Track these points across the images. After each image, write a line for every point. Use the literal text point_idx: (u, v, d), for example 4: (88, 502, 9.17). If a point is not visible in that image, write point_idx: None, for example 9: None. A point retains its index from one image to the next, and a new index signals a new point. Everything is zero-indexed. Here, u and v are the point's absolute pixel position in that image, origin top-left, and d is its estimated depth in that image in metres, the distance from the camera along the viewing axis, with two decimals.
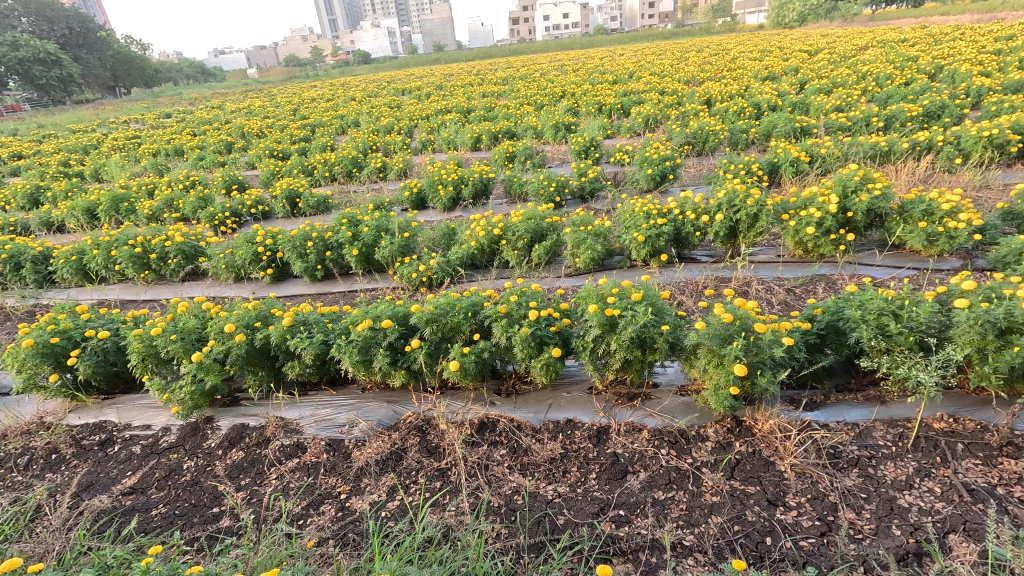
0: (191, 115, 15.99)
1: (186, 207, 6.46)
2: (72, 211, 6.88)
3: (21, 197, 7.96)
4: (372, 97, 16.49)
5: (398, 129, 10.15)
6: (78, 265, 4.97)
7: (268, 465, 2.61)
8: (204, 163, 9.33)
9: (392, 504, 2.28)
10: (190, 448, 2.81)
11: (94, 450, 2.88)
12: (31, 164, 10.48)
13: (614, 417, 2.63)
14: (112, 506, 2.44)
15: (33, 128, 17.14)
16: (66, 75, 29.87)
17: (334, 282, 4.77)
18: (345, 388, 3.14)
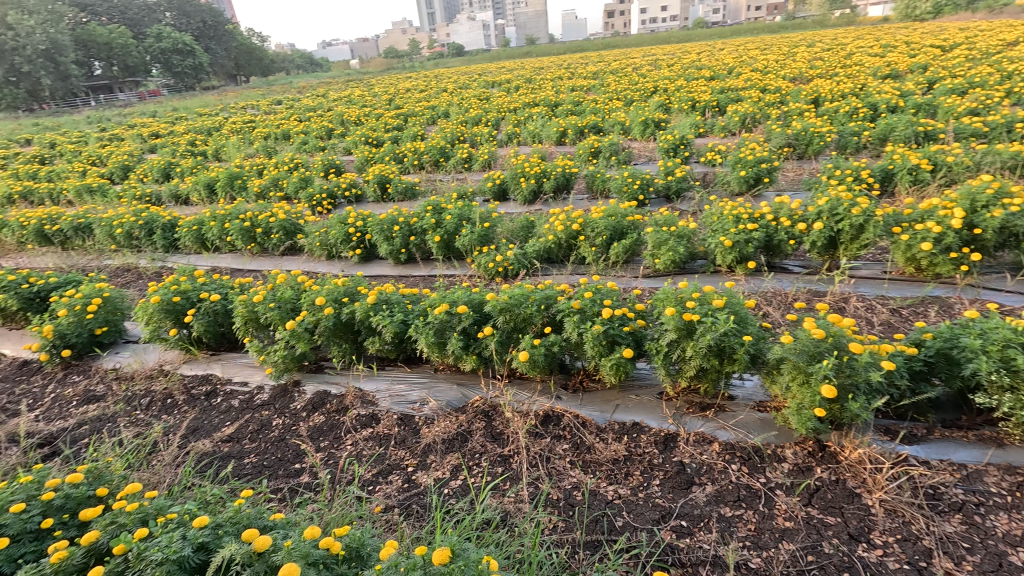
0: (299, 103, 17.32)
1: (289, 187, 7.02)
2: (195, 186, 7.71)
3: (156, 171, 9.03)
4: (462, 88, 16.93)
5: (486, 121, 10.35)
6: (197, 234, 5.58)
7: (345, 431, 2.80)
8: (307, 148, 10.07)
9: (454, 482, 2.37)
10: (279, 407, 3.07)
11: (201, 398, 3.24)
12: (166, 142, 11.86)
13: (683, 425, 2.54)
14: (212, 451, 2.74)
15: (169, 110, 19.37)
16: (198, 64, 33.38)
17: (415, 265, 4.99)
18: (419, 367, 3.28)
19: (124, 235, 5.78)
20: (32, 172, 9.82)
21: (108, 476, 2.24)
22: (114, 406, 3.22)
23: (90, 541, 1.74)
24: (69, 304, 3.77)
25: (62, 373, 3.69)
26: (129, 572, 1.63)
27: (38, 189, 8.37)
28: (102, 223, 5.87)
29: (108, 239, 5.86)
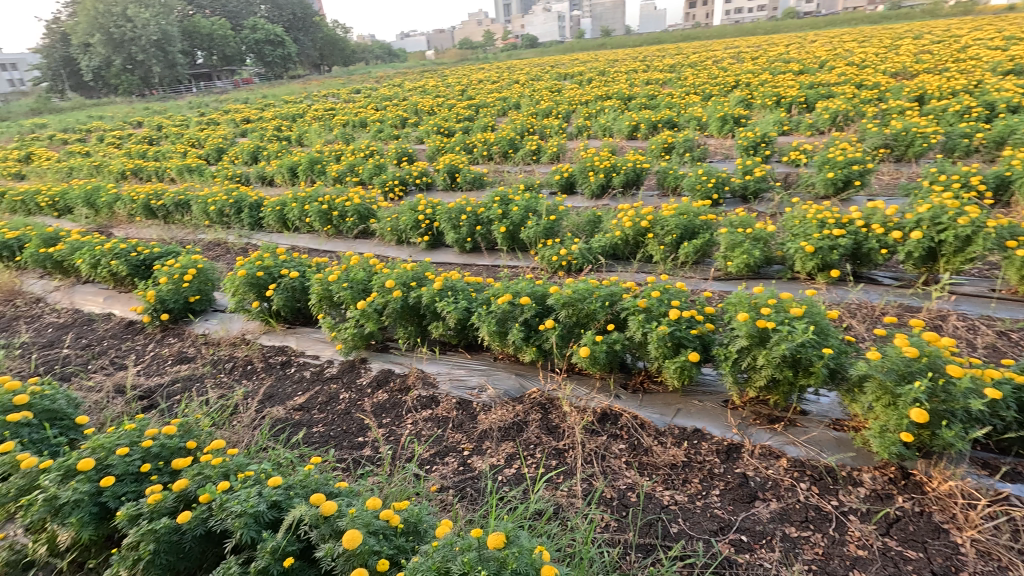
0: (376, 92, 17.97)
1: (365, 173, 7.32)
2: (280, 168, 8.22)
3: (246, 154, 9.70)
4: (533, 80, 16.89)
5: (556, 113, 10.28)
6: (280, 214, 5.96)
7: (406, 410, 2.91)
8: (382, 136, 10.44)
9: (509, 470, 2.40)
10: (346, 381, 3.23)
11: (277, 368, 3.48)
12: (255, 127, 12.70)
13: (749, 437, 2.42)
14: (285, 417, 2.94)
15: (259, 98, 20.71)
16: (287, 54, 35.41)
17: (480, 254, 5.07)
18: (479, 354, 3.34)
19: (217, 212, 6.27)
20: (142, 151, 10.85)
21: (197, 431, 2.46)
22: (202, 368, 3.52)
23: (180, 488, 1.92)
24: (169, 273, 4.16)
25: (160, 334, 4.08)
26: (213, 519, 1.79)
27: (146, 167, 9.24)
28: (199, 200, 6.40)
29: (203, 216, 6.38)
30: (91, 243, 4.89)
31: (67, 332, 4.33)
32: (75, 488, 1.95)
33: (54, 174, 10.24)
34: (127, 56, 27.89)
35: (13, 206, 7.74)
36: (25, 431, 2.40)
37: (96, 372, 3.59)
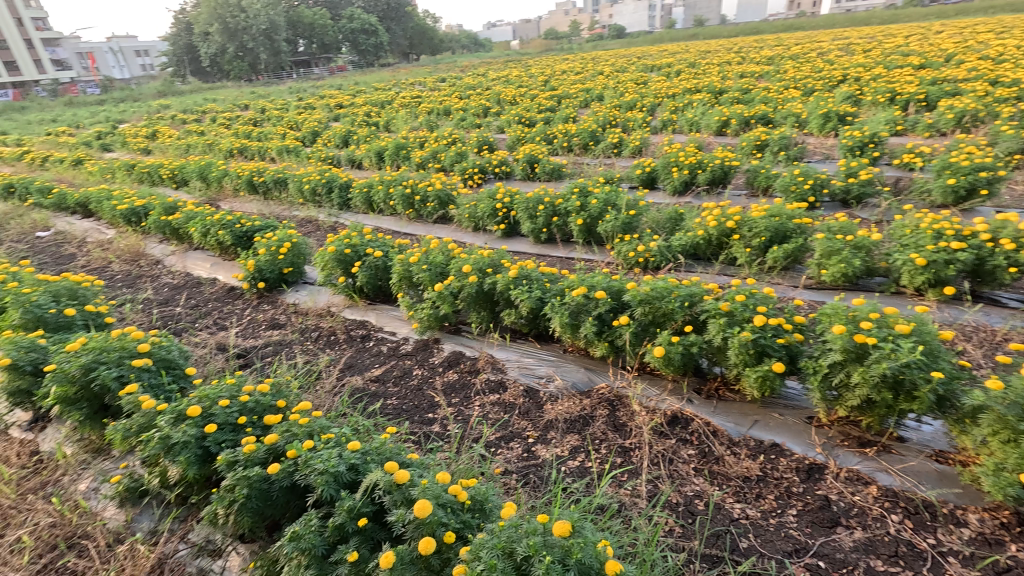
0: (461, 81, 18.33)
1: (446, 160, 7.53)
2: (368, 152, 8.62)
3: (338, 137, 10.28)
4: (619, 71, 16.50)
5: (641, 106, 9.99)
6: (366, 196, 6.27)
7: (474, 392, 2.98)
8: (464, 124, 10.64)
9: (572, 462, 2.40)
10: (419, 359, 3.37)
11: (357, 340, 3.68)
12: (348, 112, 13.41)
13: (834, 458, 2.26)
14: (362, 387, 3.11)
15: (353, 85, 21.83)
16: (380, 43, 36.94)
17: (554, 246, 5.07)
18: (549, 345, 3.35)
19: (310, 191, 6.70)
20: (248, 132, 11.79)
21: (286, 392, 2.67)
22: (291, 335, 3.80)
23: (271, 442, 2.10)
24: (268, 245, 4.52)
25: (257, 301, 4.45)
26: (299, 473, 1.95)
27: (251, 147, 10.04)
28: (295, 179, 6.87)
29: (298, 194, 6.84)
30: (203, 213, 5.40)
31: (180, 292, 4.83)
32: (184, 432, 2.19)
33: (175, 150, 11.40)
34: (239, 44, 30.49)
35: (141, 177, 8.71)
36: (146, 376, 2.73)
37: (202, 330, 3.98)
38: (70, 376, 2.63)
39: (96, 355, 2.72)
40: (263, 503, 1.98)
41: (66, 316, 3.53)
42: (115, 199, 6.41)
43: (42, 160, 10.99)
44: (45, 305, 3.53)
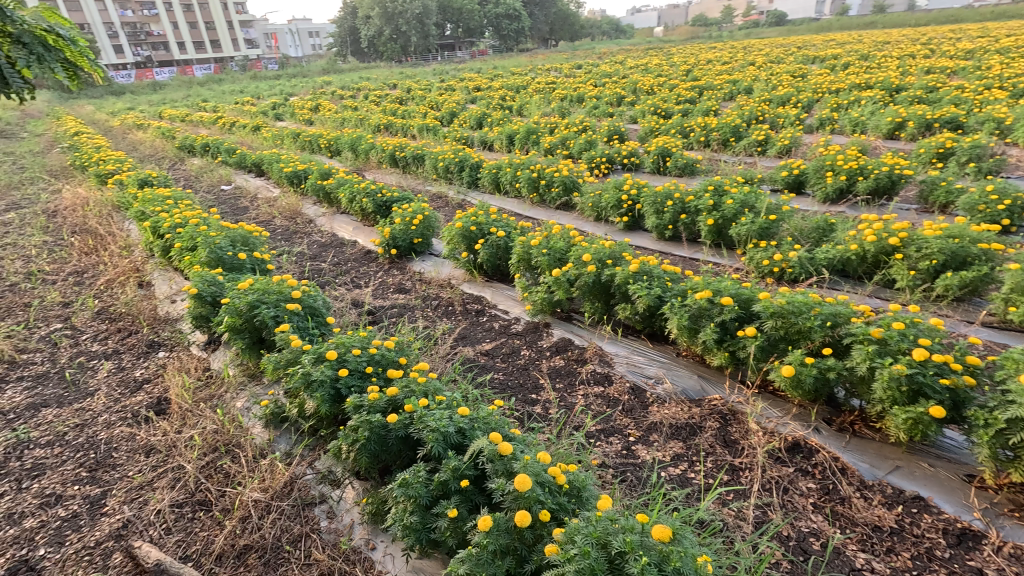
0: (597, 68, 18.03)
1: (575, 147, 7.50)
2: (500, 135, 8.88)
3: (473, 119, 10.71)
4: (773, 63, 15.06)
5: (796, 101, 9.05)
6: (494, 177, 6.47)
7: (579, 381, 2.98)
8: (597, 112, 10.49)
9: (674, 470, 2.32)
10: (529, 340, 3.44)
11: (472, 313, 3.86)
12: (485, 96, 13.88)
13: (997, 529, 1.91)
14: (473, 359, 3.27)
15: (492, 68, 22.51)
16: (521, 28, 37.54)
17: (678, 245, 4.83)
18: (661, 345, 3.23)
19: (444, 168, 7.08)
20: (394, 109, 12.75)
21: (407, 352, 2.90)
22: (414, 300, 4.10)
23: (392, 394, 2.30)
24: (403, 216, 4.88)
25: (388, 265, 4.84)
26: (413, 426, 2.11)
27: (396, 123, 10.86)
28: (432, 157, 7.31)
29: (433, 170, 7.28)
30: (352, 181, 5.98)
31: (326, 250, 5.43)
32: (322, 371, 2.48)
33: (333, 122, 12.71)
34: (394, 27, 32.94)
35: (305, 145, 9.86)
36: (296, 319, 3.12)
37: (341, 286, 4.45)
38: (239, 310, 3.11)
39: (259, 295, 3.17)
40: (379, 447, 2.18)
41: (240, 259, 4.16)
42: (283, 162, 7.34)
43: (231, 124, 12.91)
44: (225, 248, 4.18)
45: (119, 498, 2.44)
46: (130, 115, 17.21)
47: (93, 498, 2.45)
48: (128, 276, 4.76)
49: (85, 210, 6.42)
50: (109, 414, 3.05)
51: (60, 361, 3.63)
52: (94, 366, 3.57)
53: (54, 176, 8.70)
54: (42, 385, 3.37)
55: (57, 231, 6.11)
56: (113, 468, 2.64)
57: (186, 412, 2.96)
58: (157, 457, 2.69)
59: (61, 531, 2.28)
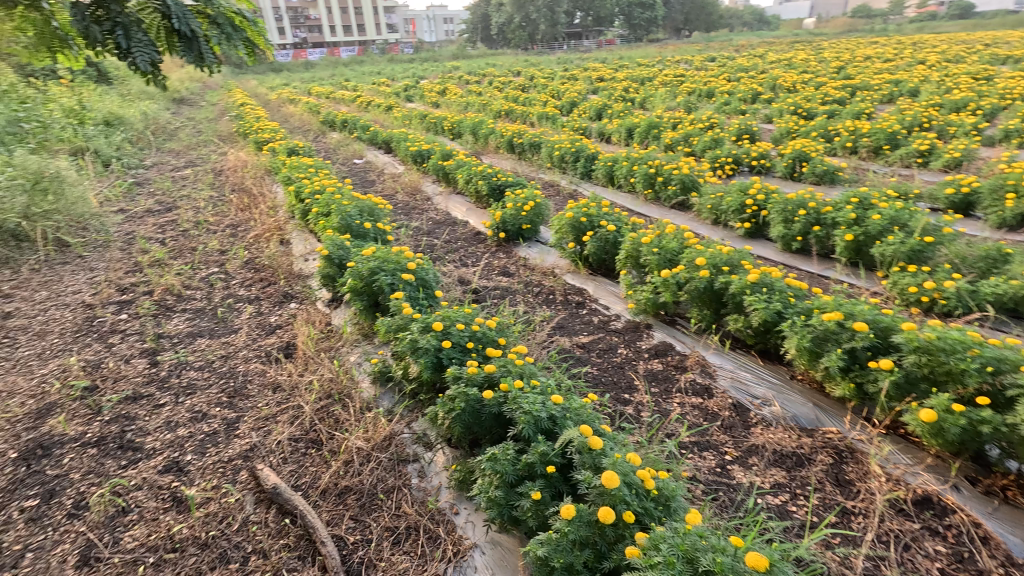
0: (733, 61, 16.81)
1: (699, 145, 7.11)
2: (619, 127, 8.66)
3: (593, 109, 10.55)
4: (951, 61, 12.98)
5: (976, 108, 7.75)
6: (609, 170, 6.36)
7: (676, 388, 2.87)
8: (727, 109, 9.82)
9: (772, 499, 2.15)
10: (627, 339, 3.37)
11: (572, 305, 3.86)
12: (608, 86, 13.59)
13: None
14: (568, 350, 3.27)
15: (617, 59, 21.92)
16: (654, 17, 36.03)
17: (806, 259, 4.41)
18: (773, 365, 2.99)
19: (559, 158, 7.09)
20: (516, 96, 12.96)
21: (507, 334, 2.98)
22: (516, 284, 4.18)
23: (489, 371, 2.37)
24: (515, 201, 4.98)
25: (495, 248, 4.99)
26: (506, 405, 2.17)
27: (516, 110, 11.04)
28: (548, 145, 7.34)
29: (547, 158, 7.31)
30: (470, 164, 6.21)
31: (439, 227, 5.71)
32: (428, 340, 2.64)
33: (457, 106, 13.23)
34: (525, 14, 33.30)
35: (430, 126, 10.39)
36: (409, 289, 3.34)
37: (450, 263, 4.66)
38: (361, 275, 3.39)
39: (379, 263, 3.44)
40: (473, 420, 2.27)
41: (365, 229, 4.53)
42: (409, 141, 7.81)
43: (367, 103, 13.95)
44: (354, 217, 4.57)
45: (250, 424, 2.81)
46: (286, 90, 19.27)
47: (230, 420, 2.84)
48: (272, 232, 5.39)
49: (244, 172, 7.35)
50: (247, 351, 3.51)
51: (214, 300, 4.23)
52: (239, 308, 4.11)
53: (222, 141, 10.05)
54: (199, 318, 3.95)
55: (221, 188, 7.07)
56: (247, 397, 3.03)
57: (308, 359, 3.31)
58: (282, 394, 3.04)
59: (204, 442, 2.67)
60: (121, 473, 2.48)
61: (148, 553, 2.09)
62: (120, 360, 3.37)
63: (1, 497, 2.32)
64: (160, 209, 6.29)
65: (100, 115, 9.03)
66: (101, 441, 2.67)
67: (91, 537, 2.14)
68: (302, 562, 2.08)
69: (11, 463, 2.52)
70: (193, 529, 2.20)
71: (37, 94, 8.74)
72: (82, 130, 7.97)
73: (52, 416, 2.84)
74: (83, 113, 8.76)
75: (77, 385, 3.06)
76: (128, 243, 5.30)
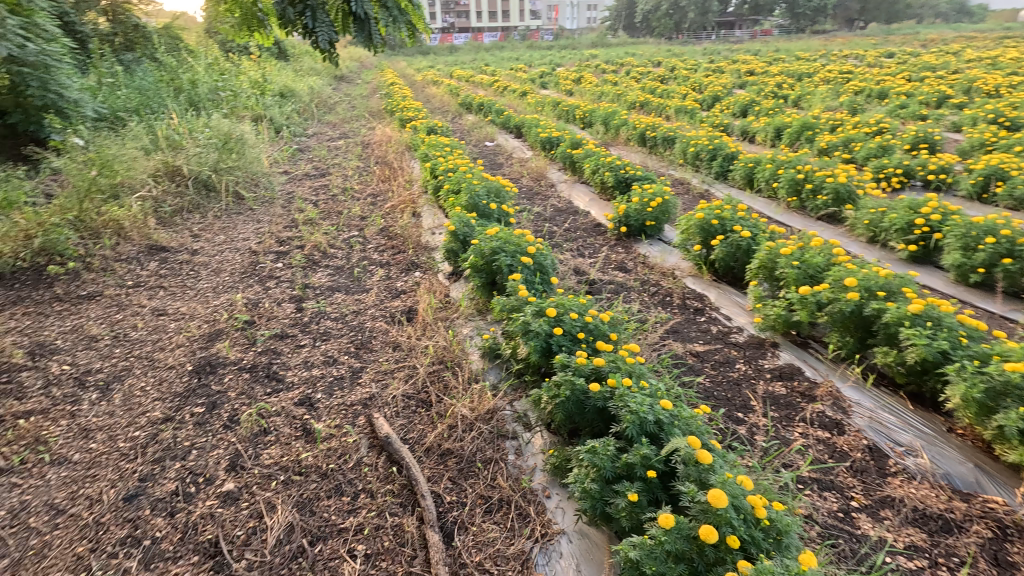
0: (918, 58, 14.49)
1: (861, 152, 6.30)
2: (766, 127, 7.95)
3: (738, 106, 9.79)
4: None
5: None
6: (749, 172, 5.88)
7: (800, 416, 2.62)
8: (902, 113, 8.53)
9: (905, 560, 1.90)
10: (748, 355, 3.13)
11: (690, 310, 3.67)
12: (758, 81, 12.50)
13: None
14: (681, 356, 3.13)
15: (773, 51, 20.01)
16: (823, 6, 32.23)
17: (986, 296, 3.74)
18: (926, 412, 2.59)
19: (693, 155, 6.71)
20: (653, 87, 12.45)
21: (619, 330, 2.93)
22: (632, 281, 4.07)
23: (598, 365, 2.35)
24: (642, 196, 4.82)
25: (614, 242, 4.89)
26: (612, 402, 2.14)
27: (652, 102, 10.62)
28: (684, 140, 6.97)
29: (681, 154, 6.96)
30: (599, 154, 6.12)
31: (560, 215, 5.73)
32: (540, 324, 2.69)
33: (591, 95, 13.04)
34: None
35: (562, 114, 10.39)
36: (526, 272, 3.42)
37: (567, 252, 4.67)
38: (483, 253, 3.53)
39: (501, 243, 3.54)
40: (575, 410, 2.27)
41: (490, 209, 4.69)
42: (541, 127, 7.89)
43: (504, 88, 14.31)
44: (481, 197, 4.75)
45: (371, 375, 3.09)
46: (430, 72, 20.41)
47: (354, 369, 3.14)
48: (406, 204, 5.80)
49: (388, 146, 7.97)
50: (375, 310, 3.84)
51: (351, 260, 4.68)
52: (372, 270, 4.50)
53: (371, 116, 10.97)
54: (338, 275, 4.40)
55: (366, 160, 7.75)
56: (370, 351, 3.33)
57: (426, 325, 3.55)
58: (400, 354, 3.29)
59: (332, 385, 3.00)
60: (266, 398, 2.87)
61: (281, 471, 2.41)
62: (273, 302, 3.89)
63: (181, 400, 2.82)
64: (316, 175, 7.06)
65: (277, 88, 10.32)
66: (253, 368, 3.11)
67: (239, 448, 2.52)
68: (403, 509, 2.25)
69: (188, 374, 3.04)
70: (316, 458, 2.49)
71: (232, 67, 10.22)
72: (262, 100, 9.18)
73: (220, 341, 3.37)
74: (264, 85, 10.08)
75: (239, 318, 3.59)
76: (288, 202, 6.04)
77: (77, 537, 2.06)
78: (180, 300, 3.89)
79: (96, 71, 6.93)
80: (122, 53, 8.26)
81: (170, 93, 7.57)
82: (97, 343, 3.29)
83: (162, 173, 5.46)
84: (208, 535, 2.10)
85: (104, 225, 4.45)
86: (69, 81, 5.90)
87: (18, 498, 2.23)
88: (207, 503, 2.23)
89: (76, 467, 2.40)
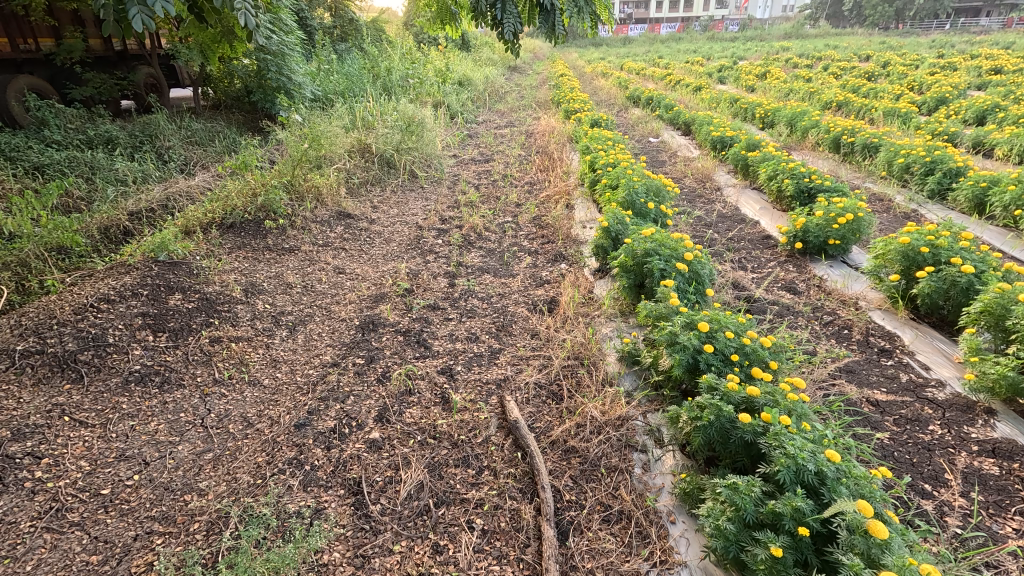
0: None
1: None
2: (1011, 138, 6.37)
3: (972, 111, 8.04)
4: None
5: None
6: (979, 193, 4.79)
7: (1016, 508, 2.09)
8: None
9: None
10: (948, 416, 2.57)
11: (873, 349, 3.13)
12: (1005, 81, 10.06)
13: None
14: (855, 402, 2.68)
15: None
16: None
17: None
18: None
19: (901, 167, 5.67)
20: (856, 85, 10.77)
21: (781, 359, 2.61)
22: (802, 305, 3.60)
23: (752, 395, 2.12)
24: (828, 209, 4.21)
25: (785, 258, 4.37)
26: (764, 439, 1.91)
27: (853, 102, 9.20)
28: (890, 149, 5.93)
29: (884, 165, 5.94)
30: (779, 158, 5.47)
31: (724, 221, 5.28)
32: (689, 339, 2.50)
33: (776, 92, 11.74)
34: None
35: (739, 112, 9.56)
36: (680, 279, 3.21)
37: (727, 262, 4.29)
38: (634, 253, 3.40)
39: (656, 246, 3.36)
40: (718, 439, 2.07)
41: (646, 209, 4.48)
42: (713, 125, 7.33)
43: (676, 82, 13.59)
44: (639, 195, 4.55)
45: (508, 359, 3.18)
46: (603, 64, 20.21)
47: (494, 350, 3.27)
48: (561, 195, 5.84)
49: (551, 136, 8.08)
50: (519, 296, 3.95)
51: (503, 245, 4.86)
52: (520, 256, 4.63)
53: (538, 107, 11.23)
54: (489, 257, 4.60)
55: (529, 148, 7.97)
56: (510, 335, 3.43)
57: (566, 318, 3.54)
58: (538, 343, 3.34)
59: (471, 361, 3.16)
60: (414, 362, 3.12)
61: (418, 432, 2.61)
62: (430, 275, 4.21)
63: (348, 350, 3.22)
64: (481, 160, 7.46)
65: (456, 77, 11.09)
66: (407, 333, 3.40)
67: (387, 403, 2.78)
68: (522, 496, 2.29)
69: (354, 329, 3.44)
70: (450, 427, 2.64)
71: (422, 57, 11.20)
72: (443, 87, 9.93)
73: (383, 303, 3.75)
74: (446, 73, 10.87)
75: (400, 285, 3.94)
76: (453, 183, 6.48)
77: (259, 450, 2.47)
78: (356, 263, 4.43)
79: (318, 59, 8.13)
80: (338, 45, 9.59)
81: (370, 79, 8.56)
82: (290, 290, 3.89)
83: (355, 149, 6.21)
84: (353, 473, 2.36)
85: (307, 191, 5.21)
86: (297, 66, 7.01)
87: (224, 406, 2.75)
88: (356, 445, 2.51)
89: (265, 391, 2.88)
